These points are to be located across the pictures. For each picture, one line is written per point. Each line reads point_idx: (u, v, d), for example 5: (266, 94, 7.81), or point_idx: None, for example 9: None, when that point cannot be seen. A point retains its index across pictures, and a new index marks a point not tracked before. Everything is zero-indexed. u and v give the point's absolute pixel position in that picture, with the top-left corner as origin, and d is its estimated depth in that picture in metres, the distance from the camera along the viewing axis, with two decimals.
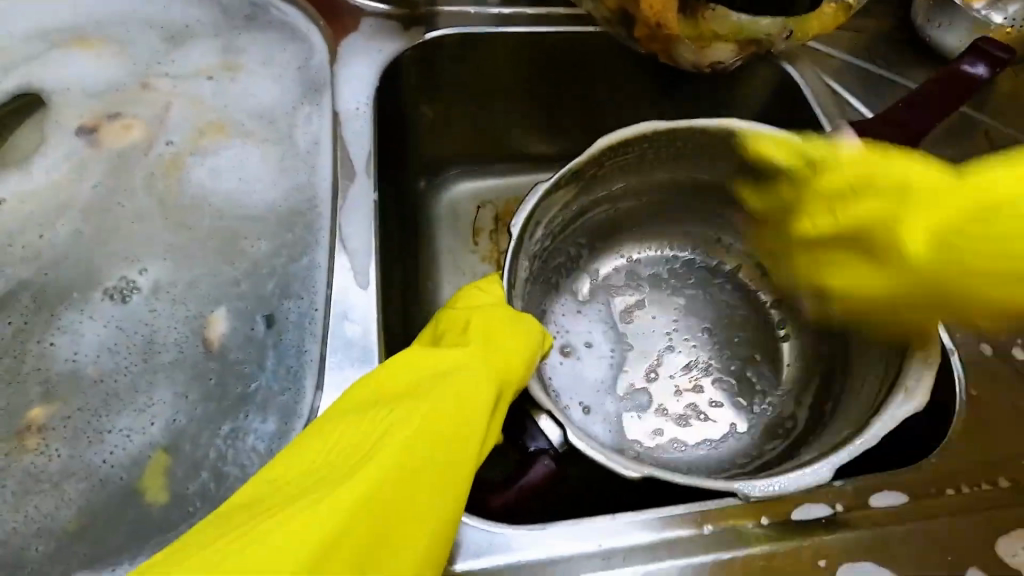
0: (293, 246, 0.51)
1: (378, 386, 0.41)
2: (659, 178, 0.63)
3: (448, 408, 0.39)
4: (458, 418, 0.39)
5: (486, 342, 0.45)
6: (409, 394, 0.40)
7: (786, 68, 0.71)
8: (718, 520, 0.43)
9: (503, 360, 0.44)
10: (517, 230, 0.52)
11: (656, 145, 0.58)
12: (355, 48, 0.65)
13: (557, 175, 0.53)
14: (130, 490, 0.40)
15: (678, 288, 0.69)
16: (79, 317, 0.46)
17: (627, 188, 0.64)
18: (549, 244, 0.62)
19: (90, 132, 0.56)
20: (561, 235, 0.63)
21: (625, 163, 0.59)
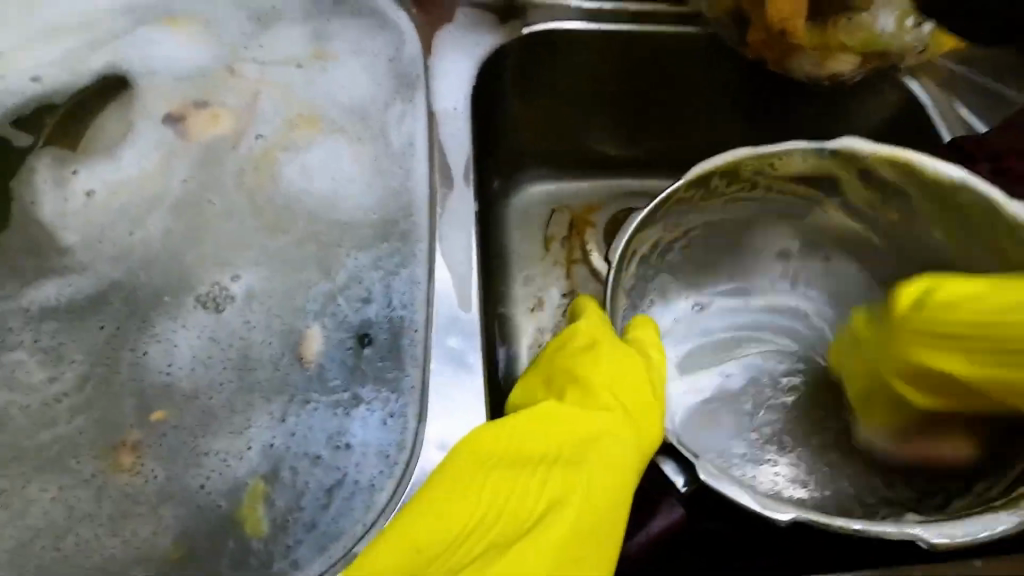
0: (391, 258, 0.48)
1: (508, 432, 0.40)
2: (761, 208, 0.58)
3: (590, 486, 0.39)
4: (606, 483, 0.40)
5: (617, 388, 0.44)
6: (551, 458, 0.40)
7: (908, 83, 0.66)
8: None
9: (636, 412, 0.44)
10: (615, 256, 0.48)
11: (767, 172, 0.53)
12: (449, 39, 0.61)
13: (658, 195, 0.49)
14: (230, 519, 0.38)
15: (774, 320, 0.61)
16: (172, 325, 0.44)
17: (727, 214, 0.57)
18: (642, 269, 0.56)
19: (177, 121, 0.53)
20: (648, 272, 0.57)
21: (731, 189, 0.54)
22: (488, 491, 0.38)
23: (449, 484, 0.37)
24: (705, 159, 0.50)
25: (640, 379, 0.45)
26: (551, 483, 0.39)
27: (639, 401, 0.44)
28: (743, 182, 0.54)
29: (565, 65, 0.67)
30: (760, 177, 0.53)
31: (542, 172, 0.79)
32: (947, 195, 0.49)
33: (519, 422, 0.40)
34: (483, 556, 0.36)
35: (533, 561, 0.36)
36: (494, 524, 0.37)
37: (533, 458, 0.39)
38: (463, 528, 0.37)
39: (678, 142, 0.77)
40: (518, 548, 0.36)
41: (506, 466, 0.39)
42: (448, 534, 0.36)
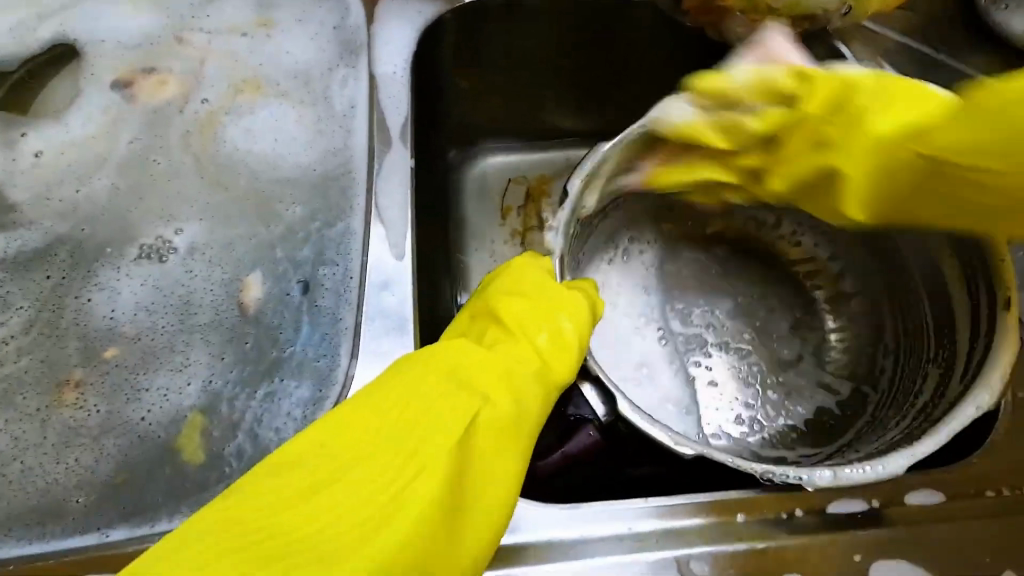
0: (329, 211, 0.51)
1: (427, 365, 0.38)
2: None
3: (495, 425, 0.37)
4: (509, 424, 0.38)
5: (537, 328, 0.43)
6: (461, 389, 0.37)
7: (839, 47, 0.67)
8: (753, 509, 0.42)
9: (558, 359, 0.42)
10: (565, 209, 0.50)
11: None
12: (393, 8, 0.63)
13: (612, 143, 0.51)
14: (168, 448, 0.40)
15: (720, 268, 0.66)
16: (116, 274, 0.46)
17: None
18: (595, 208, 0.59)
19: (125, 87, 0.54)
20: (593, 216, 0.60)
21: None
22: (394, 413, 0.36)
23: (356, 402, 0.37)
24: (654, 108, 0.51)
25: (569, 325, 0.44)
26: (453, 413, 0.36)
27: (557, 349, 0.43)
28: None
29: (509, 34, 0.69)
30: None
31: (495, 142, 0.81)
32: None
33: (431, 359, 0.39)
34: (370, 468, 0.34)
35: (420, 484, 0.33)
36: (391, 443, 0.35)
37: (442, 389, 0.37)
38: (362, 446, 0.35)
39: (627, 110, 0.80)
40: (408, 467, 0.34)
41: (416, 397, 0.36)
42: (337, 453, 0.34)
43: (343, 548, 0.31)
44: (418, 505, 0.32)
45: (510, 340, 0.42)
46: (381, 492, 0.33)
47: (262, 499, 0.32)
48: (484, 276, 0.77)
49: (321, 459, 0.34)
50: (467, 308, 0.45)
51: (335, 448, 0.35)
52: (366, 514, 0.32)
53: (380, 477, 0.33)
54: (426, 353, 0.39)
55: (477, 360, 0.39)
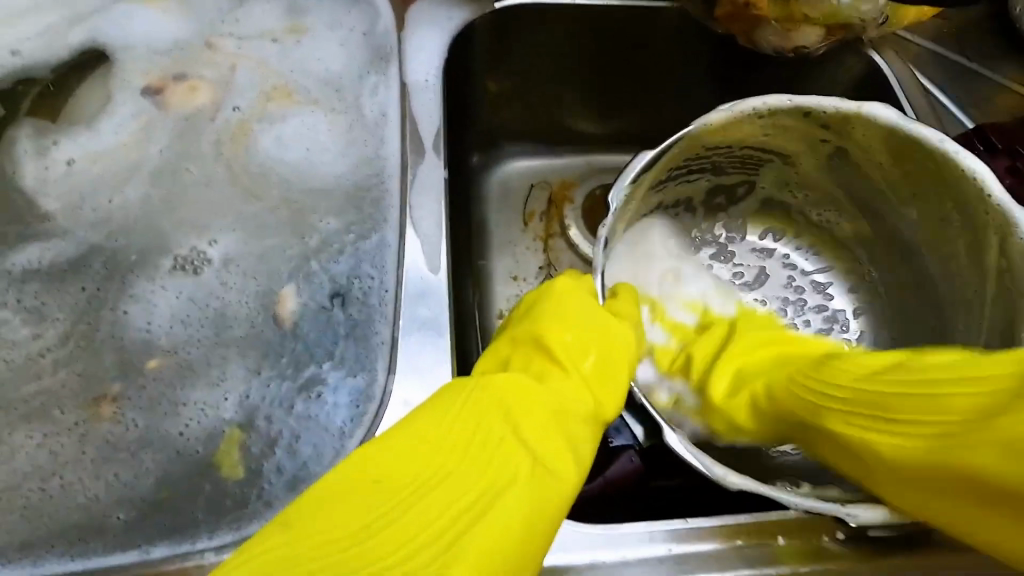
0: (363, 222, 0.50)
1: (477, 394, 0.38)
2: (754, 158, 0.59)
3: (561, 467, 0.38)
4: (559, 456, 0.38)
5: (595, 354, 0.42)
6: (512, 420, 0.38)
7: (874, 59, 0.67)
8: (795, 532, 0.42)
9: (605, 387, 0.42)
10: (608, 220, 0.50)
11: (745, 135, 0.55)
12: (424, 14, 0.62)
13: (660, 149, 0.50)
14: (207, 463, 0.40)
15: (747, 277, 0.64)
16: (151, 286, 0.46)
17: (698, 173, 0.59)
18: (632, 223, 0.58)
19: (156, 93, 0.54)
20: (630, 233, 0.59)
21: (724, 143, 0.55)
22: (467, 440, 0.37)
23: (426, 427, 0.37)
24: (697, 119, 0.51)
25: (621, 355, 0.43)
26: (524, 446, 0.37)
27: (611, 382, 0.42)
28: (749, 131, 0.54)
29: (538, 40, 0.68)
30: (742, 137, 0.55)
31: (519, 148, 0.81)
32: (930, 166, 0.50)
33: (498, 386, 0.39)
34: (447, 494, 0.35)
35: (496, 515, 0.34)
36: (465, 472, 0.36)
37: (493, 419, 0.37)
38: (421, 478, 0.35)
39: (653, 116, 0.79)
40: (485, 496, 0.35)
41: (486, 426, 0.37)
42: (408, 477, 0.35)
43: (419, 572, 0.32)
44: (491, 535, 0.34)
45: (564, 368, 0.41)
46: (457, 519, 0.34)
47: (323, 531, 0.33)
48: (509, 284, 0.76)
49: (394, 487, 0.35)
50: (508, 329, 0.45)
51: (409, 474, 0.35)
52: (440, 540, 0.33)
53: (457, 504, 0.35)
54: (478, 380, 0.39)
55: (528, 388, 0.39)
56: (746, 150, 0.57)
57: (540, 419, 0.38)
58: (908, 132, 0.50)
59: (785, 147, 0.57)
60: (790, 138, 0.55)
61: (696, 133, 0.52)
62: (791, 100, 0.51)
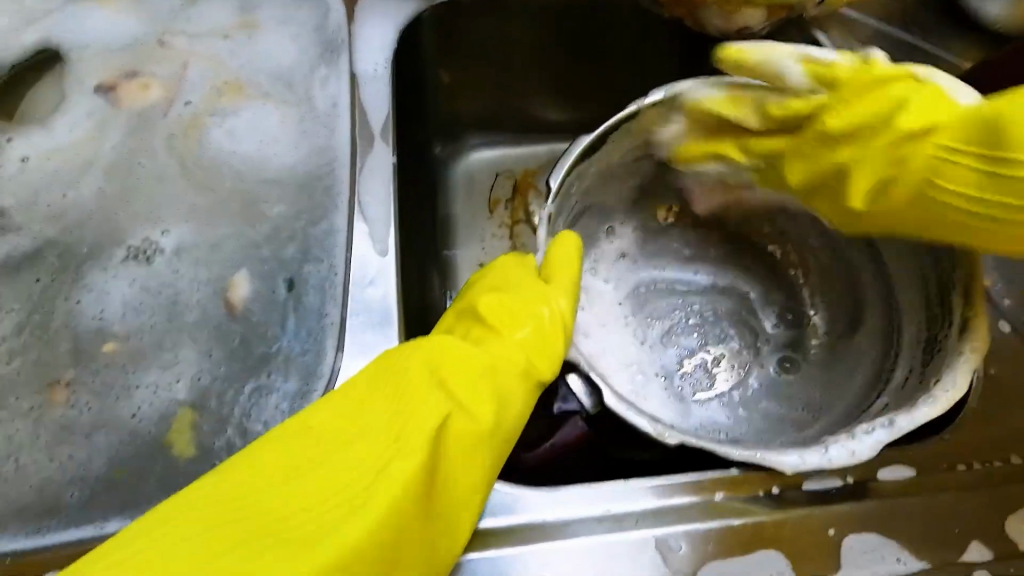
0: (312, 209, 0.51)
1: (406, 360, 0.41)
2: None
3: (472, 426, 0.39)
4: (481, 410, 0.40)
5: (528, 325, 0.45)
6: (437, 381, 0.40)
7: (817, 36, 0.69)
8: (730, 488, 0.43)
9: (535, 353, 0.44)
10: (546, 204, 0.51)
11: None
12: (374, 6, 0.64)
13: (594, 133, 0.52)
14: (158, 443, 0.41)
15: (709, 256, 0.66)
16: (104, 276, 0.47)
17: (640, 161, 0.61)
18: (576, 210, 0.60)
19: (109, 91, 0.55)
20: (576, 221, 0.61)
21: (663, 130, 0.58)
22: (385, 402, 0.39)
23: (351, 393, 0.40)
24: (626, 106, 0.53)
25: (554, 325, 0.46)
26: (437, 403, 0.39)
27: (540, 349, 0.45)
28: None
29: (489, 29, 0.70)
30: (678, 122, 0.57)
31: (480, 137, 0.82)
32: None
33: (416, 352, 0.41)
34: (360, 449, 0.37)
35: (397, 467, 0.35)
36: (379, 429, 0.38)
37: (416, 379, 0.40)
38: (339, 439, 0.37)
39: (611, 101, 0.80)
40: (392, 450, 0.36)
41: (404, 390, 0.39)
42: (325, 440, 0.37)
43: (323, 526, 0.33)
44: (395, 486, 0.34)
45: (496, 334, 0.45)
46: (365, 472, 0.35)
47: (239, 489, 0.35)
48: (473, 271, 0.78)
49: (309, 446, 0.37)
50: (453, 304, 0.48)
51: (325, 437, 0.37)
52: (348, 493, 0.35)
53: (369, 458, 0.36)
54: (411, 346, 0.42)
55: (455, 351, 0.41)
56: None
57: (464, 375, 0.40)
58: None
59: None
60: None
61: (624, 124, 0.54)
62: (714, 83, 0.52)
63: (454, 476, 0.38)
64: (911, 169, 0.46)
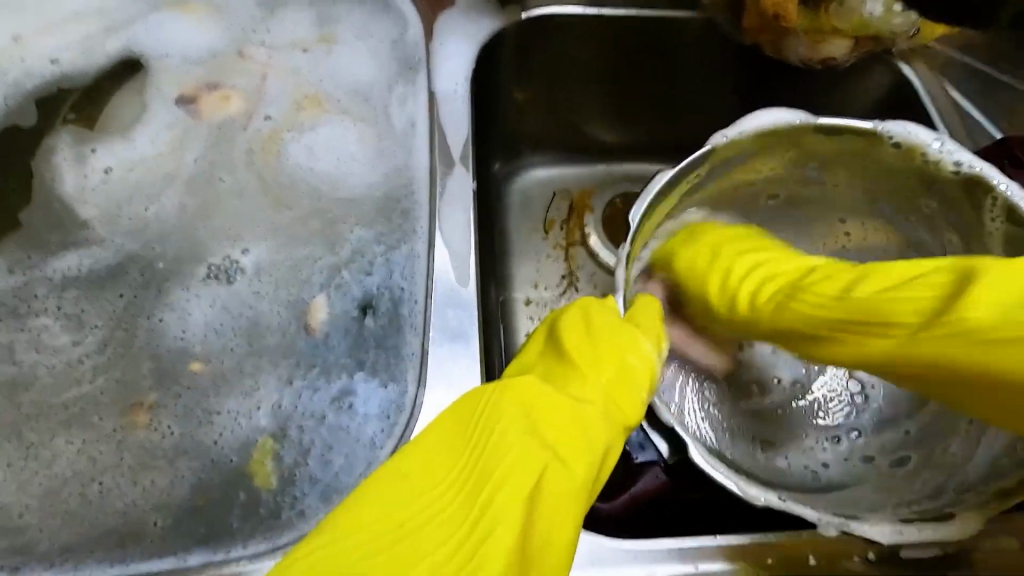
0: (392, 233, 0.50)
1: (495, 405, 0.39)
2: (763, 185, 0.58)
3: (569, 480, 0.38)
4: (575, 462, 0.38)
5: (614, 367, 0.42)
6: (531, 432, 0.39)
7: (902, 70, 0.66)
8: (825, 552, 0.42)
9: (620, 401, 0.42)
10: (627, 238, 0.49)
11: (752, 167, 0.56)
12: (451, 23, 0.63)
13: (682, 164, 0.50)
14: (240, 473, 0.41)
15: None
16: (185, 295, 0.47)
17: (708, 204, 0.58)
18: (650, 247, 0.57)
19: (190, 102, 0.55)
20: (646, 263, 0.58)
21: (738, 176, 0.56)
22: (467, 465, 0.37)
23: (428, 452, 0.37)
24: (712, 138, 0.51)
25: (639, 375, 0.43)
26: (524, 461, 0.37)
27: (627, 396, 0.42)
28: (758, 165, 0.55)
29: (560, 47, 0.68)
30: (756, 166, 0.56)
31: (541, 156, 0.80)
32: (952, 181, 0.51)
33: (500, 404, 0.39)
34: (450, 516, 0.35)
35: (497, 534, 0.35)
36: (465, 492, 0.36)
37: (508, 428, 0.38)
38: (434, 495, 0.36)
39: (679, 124, 0.78)
40: (486, 515, 0.35)
41: (486, 449, 0.37)
42: (422, 494, 0.36)
43: None
44: (501, 552, 0.34)
45: (579, 374, 0.42)
46: (464, 542, 0.34)
47: (346, 554, 0.33)
48: (528, 290, 0.76)
49: (397, 515, 0.35)
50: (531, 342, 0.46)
51: (412, 505, 0.35)
52: (455, 562, 0.34)
53: (471, 522, 0.35)
54: (497, 385, 0.40)
55: (547, 398, 0.40)
56: (752, 180, 0.57)
57: (557, 425, 0.39)
58: (923, 146, 0.50)
59: (798, 163, 0.56)
60: (802, 164, 0.56)
61: (706, 160, 0.52)
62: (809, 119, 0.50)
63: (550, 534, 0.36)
64: (924, 302, 0.40)
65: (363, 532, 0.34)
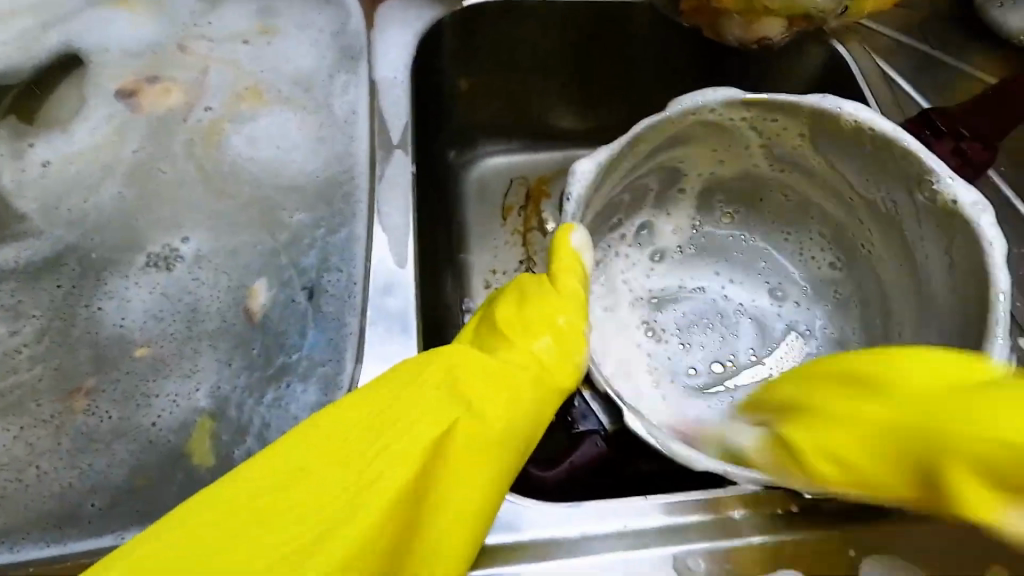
0: (332, 217, 0.51)
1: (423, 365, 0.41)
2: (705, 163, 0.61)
3: (479, 436, 0.38)
4: (489, 416, 0.39)
5: (546, 336, 0.45)
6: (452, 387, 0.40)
7: (836, 48, 0.68)
8: (750, 506, 0.43)
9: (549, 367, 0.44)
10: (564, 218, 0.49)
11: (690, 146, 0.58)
12: (393, 13, 0.63)
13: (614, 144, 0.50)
14: (177, 453, 0.41)
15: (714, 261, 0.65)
16: (124, 283, 0.47)
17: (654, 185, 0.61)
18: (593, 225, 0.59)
19: (130, 96, 0.55)
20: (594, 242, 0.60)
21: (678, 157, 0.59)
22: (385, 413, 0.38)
23: (350, 400, 0.39)
24: (647, 118, 0.52)
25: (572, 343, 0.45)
26: (438, 412, 0.38)
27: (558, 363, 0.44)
28: (698, 148, 0.58)
29: (506, 35, 0.69)
30: (694, 146, 0.58)
31: (496, 145, 0.82)
32: (868, 141, 0.51)
33: (428, 364, 0.41)
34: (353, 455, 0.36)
35: (394, 474, 0.35)
36: (375, 437, 0.37)
37: (431, 385, 0.40)
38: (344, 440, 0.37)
39: (628, 108, 0.79)
40: (391, 454, 0.36)
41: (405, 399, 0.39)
42: (335, 438, 0.37)
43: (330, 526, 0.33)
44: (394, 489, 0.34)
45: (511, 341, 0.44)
46: (364, 478, 0.35)
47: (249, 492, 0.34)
48: (486, 275, 0.77)
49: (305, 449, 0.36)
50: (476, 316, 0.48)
51: (319, 448, 0.36)
52: (352, 494, 0.34)
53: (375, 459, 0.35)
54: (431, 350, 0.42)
55: (474, 358, 0.42)
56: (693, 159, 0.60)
57: (479, 383, 0.40)
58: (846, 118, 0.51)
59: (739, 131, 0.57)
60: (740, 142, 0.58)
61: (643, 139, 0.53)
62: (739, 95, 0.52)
63: (454, 485, 0.37)
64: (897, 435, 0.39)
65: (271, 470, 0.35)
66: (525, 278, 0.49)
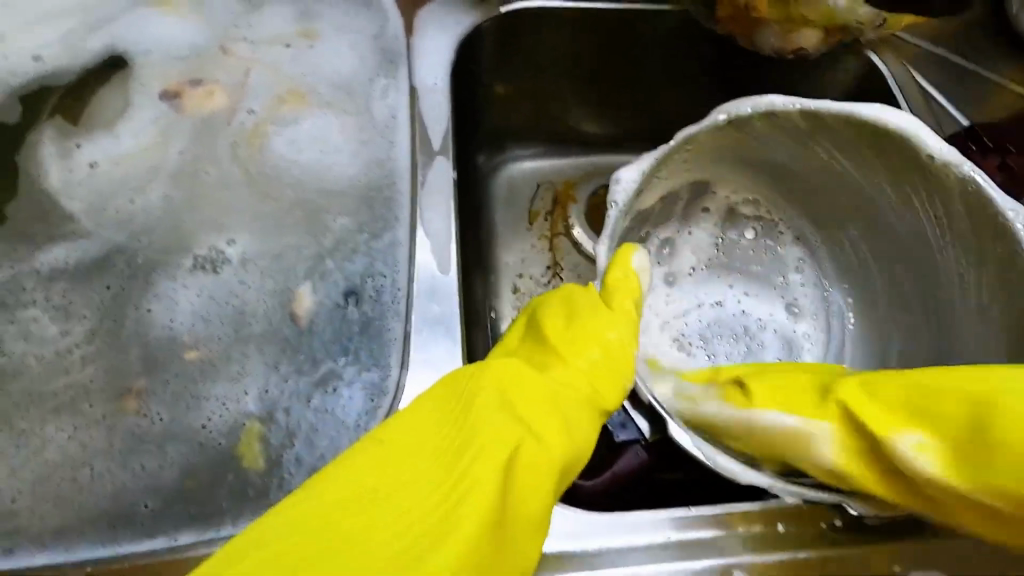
0: (375, 222, 0.52)
1: (475, 381, 0.40)
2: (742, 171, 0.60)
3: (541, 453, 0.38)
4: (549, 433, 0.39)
5: (596, 350, 0.43)
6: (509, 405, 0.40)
7: (872, 59, 0.68)
8: (794, 519, 0.43)
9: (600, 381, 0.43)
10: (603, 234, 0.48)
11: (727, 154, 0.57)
12: (432, 17, 0.64)
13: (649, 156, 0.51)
14: (228, 455, 0.42)
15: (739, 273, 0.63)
16: (172, 285, 0.48)
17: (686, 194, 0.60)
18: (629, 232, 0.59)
19: (174, 98, 0.56)
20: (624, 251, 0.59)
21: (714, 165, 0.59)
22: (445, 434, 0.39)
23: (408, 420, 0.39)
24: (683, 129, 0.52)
25: (619, 359, 0.44)
26: (500, 430, 0.38)
27: (607, 377, 0.43)
28: (737, 157, 0.58)
29: (542, 40, 0.70)
30: (731, 154, 0.57)
31: (525, 149, 0.82)
32: (911, 159, 0.50)
33: (479, 380, 0.40)
34: (421, 487, 0.36)
35: (469, 499, 0.35)
36: (441, 462, 0.37)
37: (486, 401, 0.39)
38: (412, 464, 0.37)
39: (659, 116, 0.79)
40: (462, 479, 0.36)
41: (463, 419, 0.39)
42: (401, 461, 0.37)
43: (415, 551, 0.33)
44: (472, 515, 0.34)
45: (559, 355, 0.44)
46: (438, 504, 0.35)
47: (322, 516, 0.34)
48: (514, 279, 0.77)
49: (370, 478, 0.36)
50: (519, 327, 0.47)
51: (388, 472, 0.37)
52: (431, 521, 0.35)
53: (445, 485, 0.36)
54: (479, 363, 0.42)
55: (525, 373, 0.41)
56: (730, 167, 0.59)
57: (535, 400, 0.40)
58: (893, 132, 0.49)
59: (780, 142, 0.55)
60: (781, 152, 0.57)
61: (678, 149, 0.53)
62: (796, 104, 0.50)
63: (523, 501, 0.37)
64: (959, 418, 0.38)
65: (342, 494, 0.35)
66: (569, 288, 0.47)
